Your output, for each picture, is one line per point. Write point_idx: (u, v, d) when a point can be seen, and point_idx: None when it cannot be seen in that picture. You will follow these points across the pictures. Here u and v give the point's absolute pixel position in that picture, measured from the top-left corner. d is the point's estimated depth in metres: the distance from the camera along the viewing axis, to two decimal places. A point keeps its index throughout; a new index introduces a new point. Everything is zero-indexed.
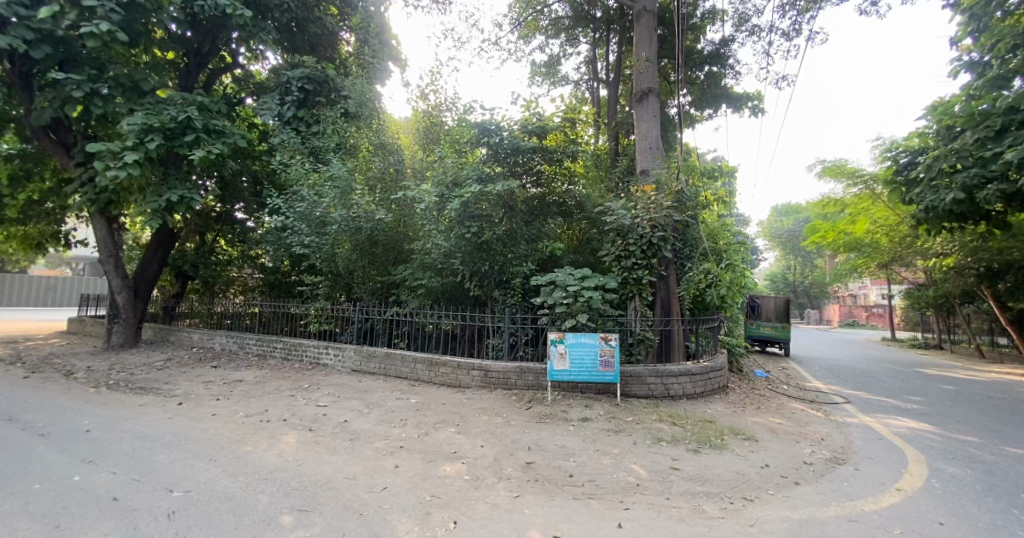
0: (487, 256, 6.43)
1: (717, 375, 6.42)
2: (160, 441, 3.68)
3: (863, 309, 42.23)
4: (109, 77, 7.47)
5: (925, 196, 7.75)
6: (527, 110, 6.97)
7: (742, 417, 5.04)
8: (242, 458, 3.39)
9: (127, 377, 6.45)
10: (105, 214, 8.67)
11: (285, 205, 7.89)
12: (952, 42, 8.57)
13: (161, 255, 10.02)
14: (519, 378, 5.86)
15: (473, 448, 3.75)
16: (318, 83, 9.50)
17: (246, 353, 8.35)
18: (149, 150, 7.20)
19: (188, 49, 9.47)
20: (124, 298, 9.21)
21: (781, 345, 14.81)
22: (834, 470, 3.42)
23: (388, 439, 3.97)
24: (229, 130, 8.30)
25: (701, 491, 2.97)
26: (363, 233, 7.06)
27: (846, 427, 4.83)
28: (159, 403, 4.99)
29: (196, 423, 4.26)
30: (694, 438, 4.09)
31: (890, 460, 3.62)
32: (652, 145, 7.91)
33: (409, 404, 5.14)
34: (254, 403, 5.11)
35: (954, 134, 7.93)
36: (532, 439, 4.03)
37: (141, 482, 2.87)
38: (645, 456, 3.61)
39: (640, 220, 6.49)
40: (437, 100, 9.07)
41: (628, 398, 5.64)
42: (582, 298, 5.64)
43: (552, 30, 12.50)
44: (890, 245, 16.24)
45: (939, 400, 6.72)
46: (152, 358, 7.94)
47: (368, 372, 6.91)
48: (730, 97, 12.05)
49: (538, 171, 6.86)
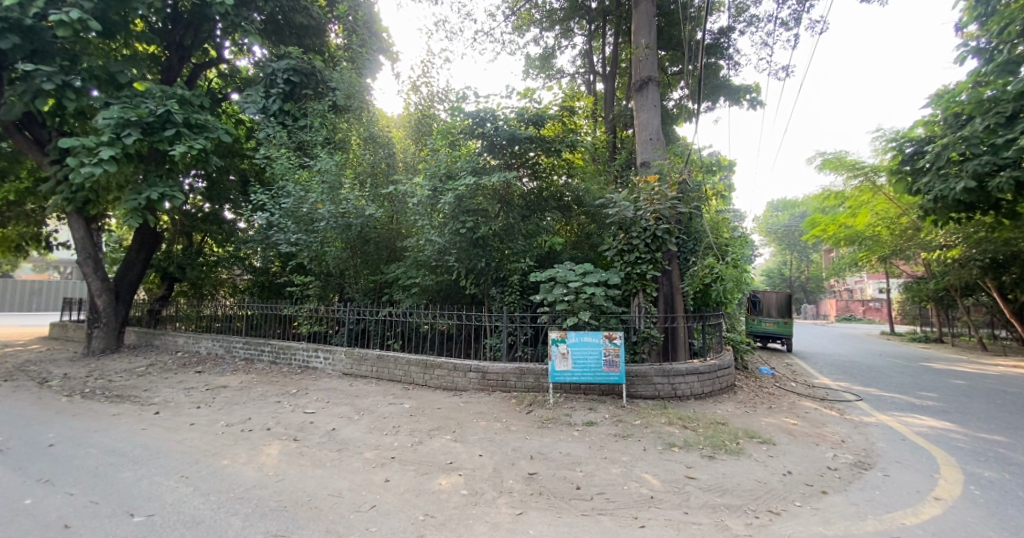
0: (483, 252, 6.17)
1: (724, 374, 6.16)
2: (128, 456, 3.34)
3: (860, 304, 42.65)
4: (82, 69, 7.08)
5: (934, 185, 7.54)
6: (523, 99, 6.66)
7: (755, 418, 4.78)
8: (217, 474, 3.06)
9: (106, 384, 6.12)
10: (83, 213, 8.31)
11: (270, 202, 7.52)
12: (958, 27, 8.33)
13: (144, 256, 9.69)
14: (519, 380, 5.56)
15: (471, 458, 3.45)
16: (305, 74, 9.13)
17: (233, 357, 8.02)
18: (127, 145, 6.85)
19: (170, 41, 9.10)
20: (104, 301, 8.83)
21: (783, 341, 14.63)
22: (861, 476, 3.16)
23: (378, 449, 3.66)
24: (211, 125, 7.95)
25: (722, 504, 2.70)
26: (353, 230, 6.77)
27: (864, 427, 4.58)
28: (134, 413, 4.66)
29: (172, 434, 3.93)
30: (707, 442, 3.82)
31: (920, 465, 3.37)
32: (653, 136, 7.64)
33: (402, 409, 4.85)
34: (236, 411, 4.79)
35: (962, 122, 7.69)
36: (534, 446, 3.74)
37: (99, 506, 2.47)
38: (656, 464, 3.34)
39: (643, 212, 6.20)
40: (429, 92, 8.76)
41: (634, 400, 5.37)
42: (584, 294, 5.38)
43: (546, 23, 12.19)
44: (892, 238, 16.10)
45: (953, 395, 6.53)
46: (133, 363, 7.58)
47: (360, 375, 6.60)
48: (729, 89, 11.82)
49: (536, 163, 6.56)
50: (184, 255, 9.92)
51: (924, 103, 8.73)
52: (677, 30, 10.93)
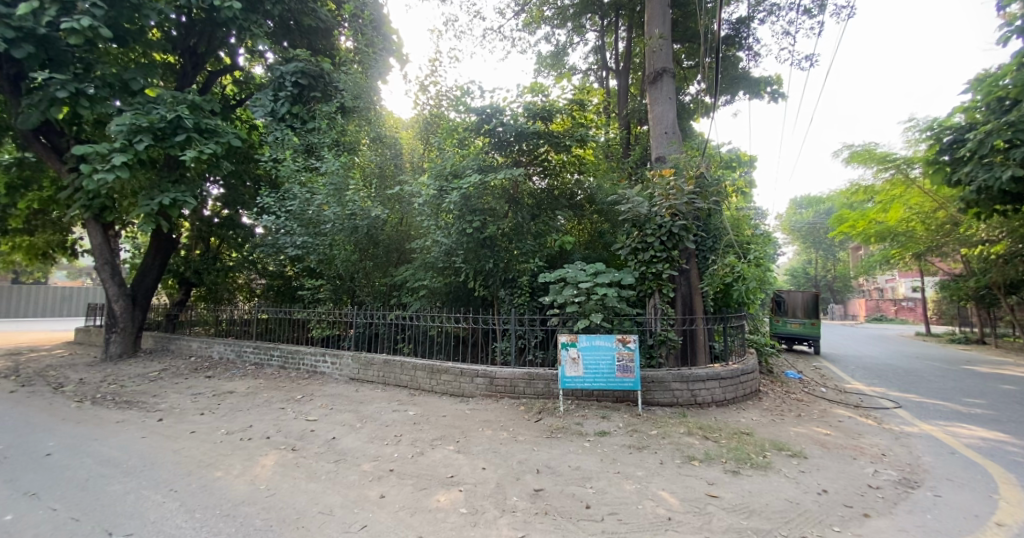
0: (491, 253, 5.99)
1: (748, 379, 5.79)
2: (122, 467, 3.24)
3: (892, 303, 40.77)
4: (95, 77, 7.22)
5: (977, 175, 7.02)
6: (531, 93, 6.43)
7: (783, 428, 4.42)
8: (208, 488, 2.92)
9: (117, 390, 6.15)
10: (100, 220, 8.46)
11: (276, 204, 7.46)
12: (998, 6, 7.75)
13: (160, 261, 9.81)
14: (528, 386, 5.32)
15: (473, 471, 3.23)
16: (313, 77, 9.15)
17: (244, 362, 8.03)
18: (138, 151, 6.93)
19: (184, 48, 9.28)
20: (121, 307, 8.97)
21: (810, 343, 13.98)
22: (909, 496, 2.81)
23: (377, 461, 3.48)
24: (221, 129, 8.00)
25: (748, 528, 2.39)
26: (360, 232, 6.69)
27: (906, 438, 4.17)
28: (138, 420, 4.62)
29: (170, 443, 3.84)
30: (731, 456, 3.50)
31: (977, 482, 2.99)
32: (668, 129, 7.32)
33: (405, 417, 4.68)
34: (239, 418, 4.69)
35: (1006, 107, 7.11)
36: (541, 458, 3.50)
37: (79, 523, 2.34)
38: (674, 480, 3.05)
39: (659, 208, 5.91)
40: (438, 92, 8.63)
41: (650, 407, 5.06)
42: (596, 295, 5.12)
43: (557, 20, 11.97)
44: (927, 234, 15.21)
45: (1003, 401, 6.01)
46: (147, 368, 7.66)
47: (367, 381, 6.48)
48: (748, 81, 11.36)
49: (545, 159, 6.35)
50: (202, 260, 10.10)
51: (963, 89, 8.14)
52: (693, 21, 10.56)
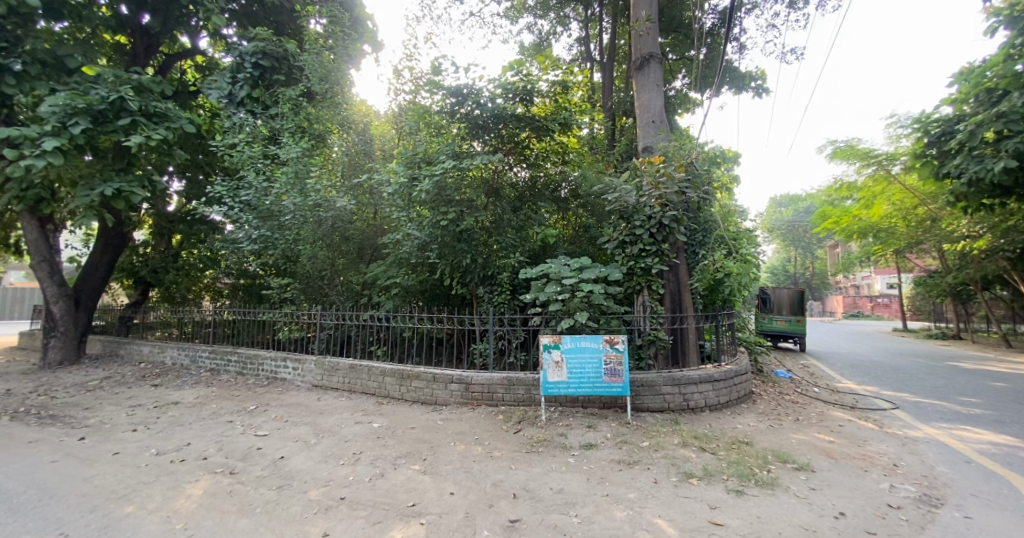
0: (468, 247, 5.51)
1: (741, 381, 5.46)
2: (9, 503, 2.66)
3: (867, 300, 41.89)
4: (24, 52, 6.47)
5: (967, 167, 6.85)
6: (512, 72, 5.85)
7: (783, 436, 4.08)
8: (107, 531, 2.35)
9: (45, 402, 5.48)
10: (36, 213, 7.65)
11: (229, 194, 6.85)
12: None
13: (109, 259, 8.98)
14: (506, 392, 4.88)
15: (439, 498, 2.76)
16: (275, 59, 8.52)
17: (199, 369, 7.40)
18: (73, 136, 6.18)
19: (137, 29, 8.58)
20: (60, 310, 8.21)
21: (795, 340, 13.92)
22: (938, 517, 2.45)
23: (328, 486, 2.98)
24: (173, 113, 7.28)
25: None
26: (325, 225, 6.11)
27: (913, 444, 3.86)
28: (57, 438, 4.01)
29: (83, 469, 3.26)
30: (732, 471, 3.11)
31: (1007, 499, 2.64)
32: (656, 118, 6.96)
33: (370, 430, 4.19)
34: (176, 435, 4.10)
35: (996, 98, 6.91)
36: (518, 480, 3.04)
37: None
38: (672, 504, 2.64)
39: (647, 198, 5.52)
40: (412, 77, 8.11)
41: (639, 414, 4.67)
42: (581, 293, 4.68)
43: (540, 10, 11.60)
44: (908, 229, 15.45)
45: (999, 401, 5.83)
46: (88, 376, 6.96)
47: (331, 388, 5.96)
48: (734, 75, 11.17)
49: (527, 147, 5.85)
50: (160, 259, 9.37)
51: (949, 82, 8.02)
52: (679, 11, 10.28)
